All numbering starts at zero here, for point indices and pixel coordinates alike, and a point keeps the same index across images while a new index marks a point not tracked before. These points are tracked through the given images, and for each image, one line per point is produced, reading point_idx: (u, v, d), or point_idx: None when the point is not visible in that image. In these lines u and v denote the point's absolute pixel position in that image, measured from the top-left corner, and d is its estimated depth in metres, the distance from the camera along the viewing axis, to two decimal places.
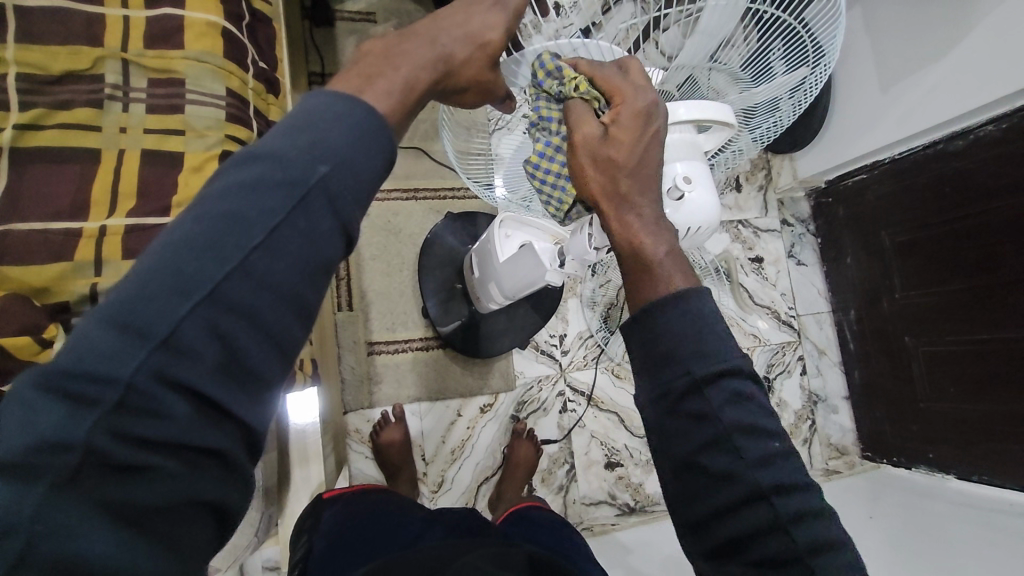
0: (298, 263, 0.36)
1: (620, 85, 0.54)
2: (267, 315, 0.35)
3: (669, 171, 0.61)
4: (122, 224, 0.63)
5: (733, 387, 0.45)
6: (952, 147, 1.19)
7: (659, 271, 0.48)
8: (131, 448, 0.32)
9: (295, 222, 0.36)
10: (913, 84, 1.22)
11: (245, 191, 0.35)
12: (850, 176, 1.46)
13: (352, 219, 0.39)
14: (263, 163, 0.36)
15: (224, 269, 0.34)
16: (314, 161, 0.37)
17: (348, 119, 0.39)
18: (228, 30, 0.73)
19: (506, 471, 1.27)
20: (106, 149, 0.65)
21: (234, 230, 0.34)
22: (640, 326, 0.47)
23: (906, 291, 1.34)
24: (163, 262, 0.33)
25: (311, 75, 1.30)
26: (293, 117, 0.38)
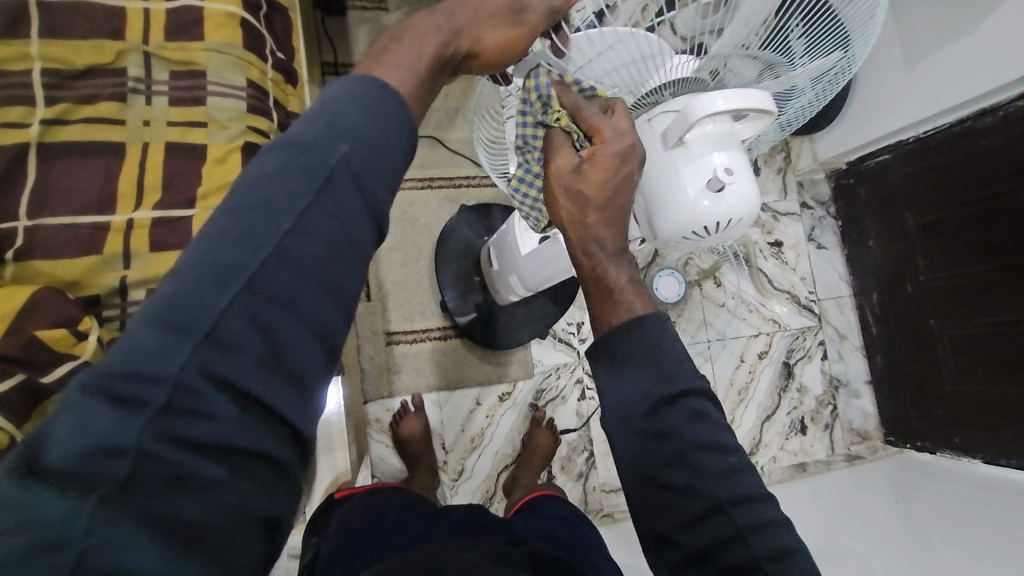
0: (329, 247, 0.36)
1: (603, 124, 0.52)
2: (303, 302, 0.35)
3: (711, 160, 0.60)
4: (148, 218, 0.64)
5: (691, 406, 0.46)
6: (980, 125, 1.15)
7: (621, 298, 0.49)
8: (181, 450, 0.32)
9: (321, 203, 0.36)
10: (938, 61, 1.19)
11: (276, 180, 0.35)
12: (873, 156, 1.42)
13: (378, 199, 0.39)
14: (289, 149, 0.36)
15: (260, 257, 0.34)
16: (335, 141, 0.37)
17: (364, 100, 0.39)
18: (247, 19, 0.72)
19: (524, 457, 1.27)
20: (131, 142, 0.66)
21: (265, 220, 0.35)
22: (649, 318, 0.48)
23: (930, 273, 1.32)
24: (202, 254, 0.33)
25: (325, 65, 1.30)
26: (314, 105, 0.38)
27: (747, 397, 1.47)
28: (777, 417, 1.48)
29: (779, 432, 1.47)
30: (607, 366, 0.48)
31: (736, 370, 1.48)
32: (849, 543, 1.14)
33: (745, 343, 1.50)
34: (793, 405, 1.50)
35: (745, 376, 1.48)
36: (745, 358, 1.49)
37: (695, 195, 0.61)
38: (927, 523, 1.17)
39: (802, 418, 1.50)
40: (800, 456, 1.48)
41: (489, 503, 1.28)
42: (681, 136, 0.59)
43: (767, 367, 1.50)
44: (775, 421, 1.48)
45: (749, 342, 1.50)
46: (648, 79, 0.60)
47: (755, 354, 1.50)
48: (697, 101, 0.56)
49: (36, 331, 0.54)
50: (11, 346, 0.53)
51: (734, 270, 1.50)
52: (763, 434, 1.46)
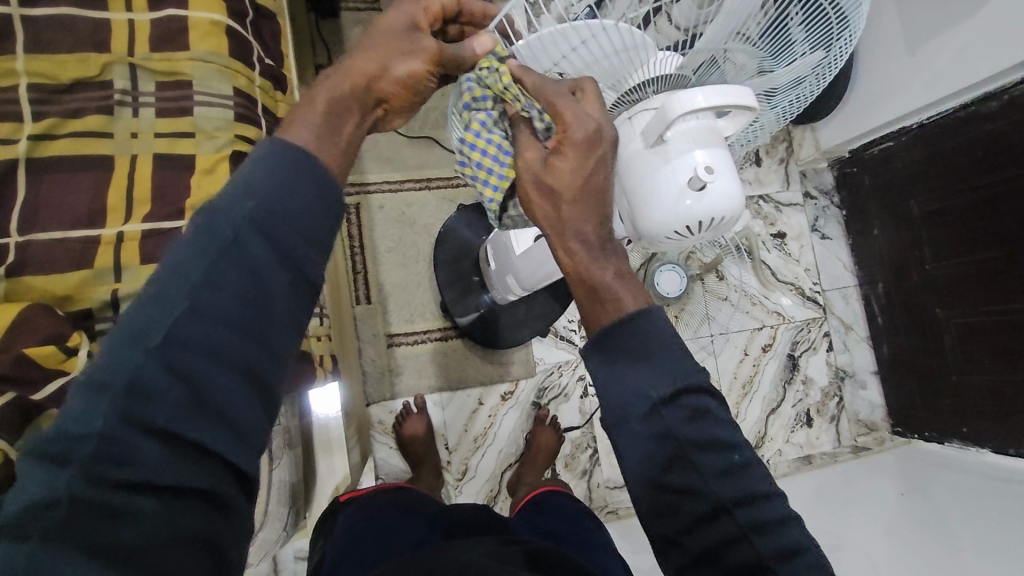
0: (243, 296, 0.39)
1: (566, 107, 0.49)
2: (228, 350, 0.38)
3: (688, 160, 0.59)
4: (138, 230, 0.64)
5: (689, 403, 0.45)
6: (984, 110, 1.13)
7: (606, 295, 0.48)
8: (111, 492, 0.34)
9: (231, 257, 0.39)
10: (941, 45, 1.17)
11: (188, 245, 0.38)
12: (876, 144, 1.40)
13: (292, 249, 0.41)
14: (202, 218, 0.39)
15: (173, 314, 0.37)
16: (238, 201, 0.39)
17: (275, 159, 0.42)
18: (232, 27, 0.72)
19: (527, 456, 1.27)
20: (120, 155, 0.66)
21: (177, 283, 0.38)
22: (636, 316, 0.46)
23: (936, 262, 1.29)
24: (122, 320, 0.37)
25: (318, 67, 1.30)
26: (240, 171, 0.41)
27: (752, 390, 1.46)
28: (782, 410, 1.47)
29: (784, 425, 1.46)
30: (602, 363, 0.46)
31: (740, 363, 1.46)
32: (855, 535, 1.13)
33: (748, 336, 1.48)
34: (799, 397, 1.49)
35: (749, 370, 1.46)
36: (749, 352, 1.47)
37: (675, 195, 0.60)
38: (937, 513, 1.14)
39: (808, 410, 1.49)
40: (806, 449, 1.47)
41: (492, 503, 1.29)
42: (660, 134, 0.58)
43: (772, 360, 1.48)
44: (780, 414, 1.46)
45: (752, 335, 1.48)
46: (632, 72, 0.59)
47: (758, 347, 1.48)
48: (675, 98, 0.56)
49: (24, 349, 0.54)
50: (2, 363, 0.54)
51: (735, 263, 1.48)
52: (768, 427, 1.45)
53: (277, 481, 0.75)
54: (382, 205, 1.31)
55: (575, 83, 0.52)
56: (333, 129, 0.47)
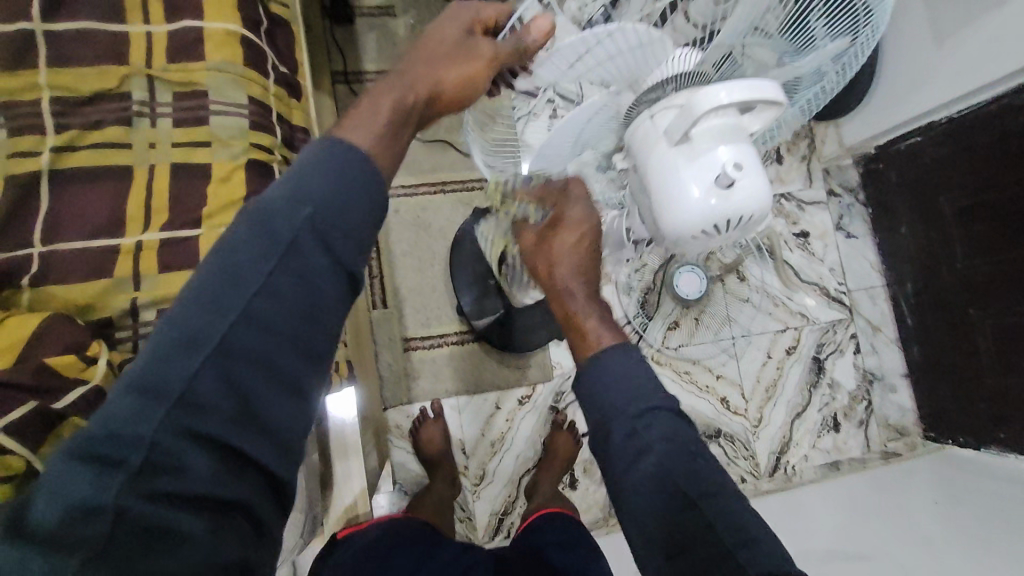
0: (296, 305, 0.40)
1: None
2: (275, 356, 0.39)
3: (715, 156, 0.57)
4: (156, 239, 0.65)
5: None
6: (1017, 102, 1.08)
7: None
8: (159, 505, 0.36)
9: (289, 265, 0.39)
10: (971, 36, 1.13)
11: (245, 248, 0.39)
12: (900, 140, 1.35)
13: (348, 259, 0.42)
14: (259, 219, 0.39)
15: (229, 321, 0.38)
16: (299, 206, 0.40)
17: (335, 164, 0.42)
18: (247, 36, 0.72)
19: (545, 461, 1.26)
20: (138, 165, 0.67)
21: (233, 287, 0.38)
22: None
23: (969, 260, 1.25)
24: (174, 321, 0.37)
25: (334, 74, 1.31)
26: (299, 169, 0.41)
27: (775, 394, 1.42)
28: (807, 414, 1.43)
29: (810, 429, 1.42)
30: None
31: (763, 366, 1.43)
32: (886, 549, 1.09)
33: (771, 339, 1.45)
34: (825, 401, 1.44)
35: (772, 373, 1.43)
36: (772, 354, 1.44)
37: (701, 194, 0.58)
38: (973, 523, 1.10)
39: (835, 414, 1.45)
40: (833, 454, 1.43)
41: (510, 509, 1.28)
42: (685, 132, 0.57)
43: (796, 362, 1.45)
44: (806, 419, 1.43)
45: (775, 337, 1.45)
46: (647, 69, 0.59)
47: (782, 349, 1.44)
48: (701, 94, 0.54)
49: (45, 358, 0.55)
50: (23, 372, 0.55)
51: (757, 263, 1.45)
52: (794, 431, 1.42)
53: (293, 489, 0.74)
54: (398, 209, 1.31)
55: None
56: (396, 132, 0.47)
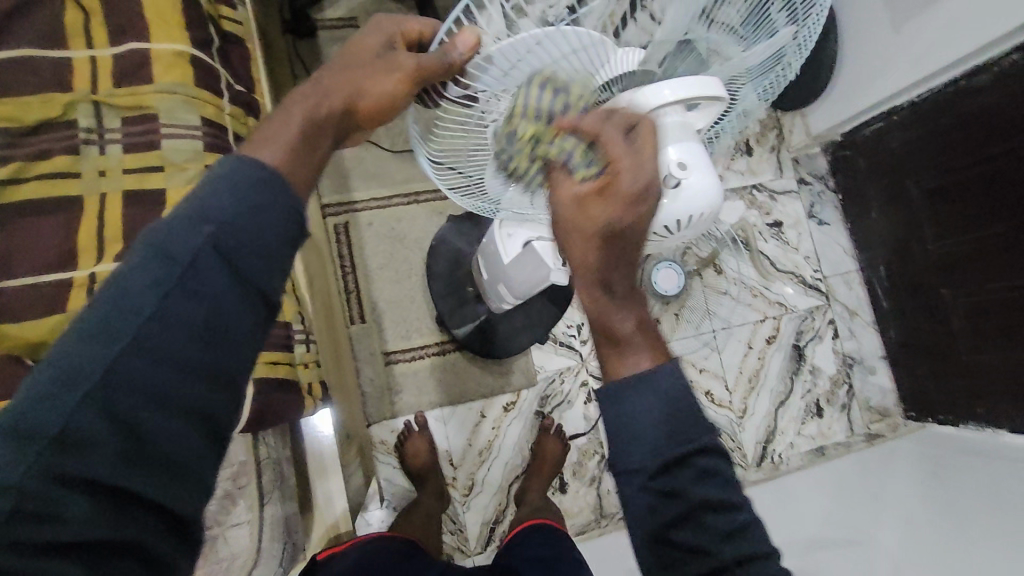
0: (190, 331, 0.39)
1: (621, 155, 0.49)
2: (172, 387, 0.38)
3: (667, 159, 0.57)
4: (111, 269, 0.62)
5: (701, 464, 0.45)
6: (974, 83, 1.11)
7: (625, 348, 0.48)
8: (31, 559, 0.35)
9: (185, 286, 0.39)
10: (927, 21, 1.14)
11: (137, 272, 0.38)
12: (867, 126, 1.38)
13: (252, 274, 0.41)
14: (153, 241, 0.39)
15: (116, 350, 0.37)
16: (198, 224, 0.39)
17: (237, 178, 0.41)
18: (197, 56, 0.70)
19: (533, 467, 1.25)
20: (89, 194, 0.64)
21: (123, 315, 0.38)
22: (653, 373, 0.47)
23: (939, 241, 1.27)
24: (61, 355, 0.37)
25: (298, 88, 1.29)
26: (201, 187, 0.41)
27: (758, 384, 1.43)
28: (791, 402, 1.44)
29: (794, 418, 1.43)
30: (608, 388, 0.47)
31: (745, 357, 1.44)
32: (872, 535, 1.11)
33: (751, 329, 1.45)
34: (807, 388, 1.45)
35: (755, 363, 1.44)
36: (753, 345, 1.44)
37: None
38: (956, 500, 1.11)
39: (818, 400, 1.45)
40: (818, 440, 1.43)
41: (501, 516, 1.27)
42: None
43: (777, 351, 1.45)
44: (789, 407, 1.43)
45: (755, 328, 1.45)
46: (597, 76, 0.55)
47: (762, 339, 1.45)
48: (644, 92, 0.54)
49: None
50: None
51: (733, 255, 1.46)
52: (778, 420, 1.42)
53: (271, 515, 0.72)
54: (371, 222, 1.30)
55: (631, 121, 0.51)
56: (309, 147, 0.48)
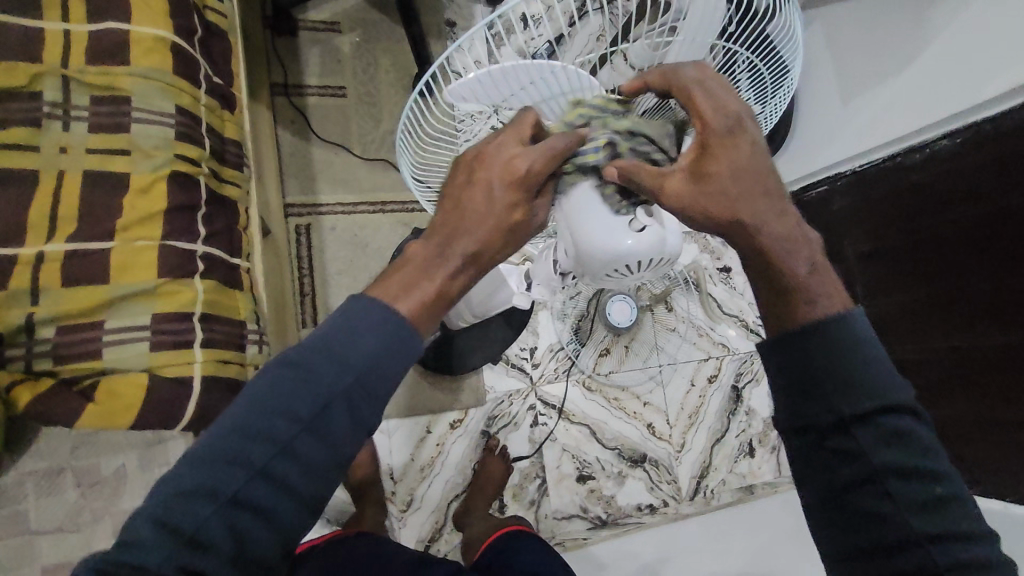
0: (307, 459, 0.47)
1: (704, 108, 0.53)
2: (276, 507, 0.46)
3: (601, 208, 0.61)
4: (61, 250, 0.61)
5: (893, 424, 0.51)
6: (908, 161, 1.22)
7: (804, 297, 0.54)
8: None
9: (312, 422, 0.47)
10: (871, 100, 1.25)
11: (275, 398, 0.46)
12: (813, 187, 1.49)
13: (362, 418, 0.49)
14: (294, 373, 0.47)
15: (248, 468, 0.45)
16: (327, 369, 0.47)
17: (360, 327, 0.49)
18: (178, 44, 0.69)
19: (475, 486, 1.26)
20: (45, 170, 0.62)
21: (259, 435, 0.46)
22: (846, 313, 0.53)
23: (869, 299, 1.37)
24: (205, 463, 0.45)
25: (273, 85, 1.28)
26: (335, 327, 0.49)
27: (697, 420, 1.48)
28: (726, 440, 1.48)
29: (728, 455, 1.48)
30: (779, 360, 0.54)
31: (687, 394, 1.49)
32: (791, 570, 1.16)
33: (695, 367, 1.50)
34: (741, 427, 1.50)
35: (695, 401, 1.49)
36: (695, 383, 1.50)
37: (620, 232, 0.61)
38: None
39: (750, 440, 1.50)
40: (749, 478, 1.48)
41: (437, 535, 1.26)
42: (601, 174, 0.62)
43: (717, 391, 1.50)
44: (724, 444, 1.48)
45: (698, 366, 1.51)
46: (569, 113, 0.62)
47: (704, 378, 1.50)
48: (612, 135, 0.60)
49: None
50: None
51: (683, 295, 1.52)
52: (712, 457, 1.47)
53: None
54: (335, 227, 1.28)
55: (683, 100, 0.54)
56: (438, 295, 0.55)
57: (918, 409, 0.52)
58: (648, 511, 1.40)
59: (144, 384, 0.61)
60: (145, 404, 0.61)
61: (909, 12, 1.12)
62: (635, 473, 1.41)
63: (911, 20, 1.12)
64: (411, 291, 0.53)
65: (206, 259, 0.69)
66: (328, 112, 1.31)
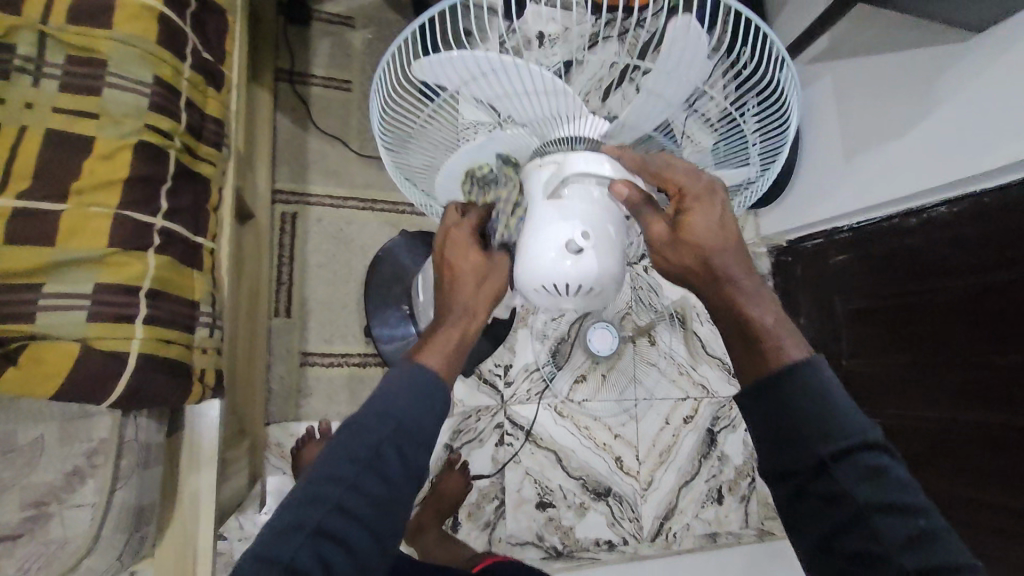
0: (373, 500, 0.47)
1: (677, 171, 0.53)
2: (356, 548, 0.46)
3: (565, 222, 0.55)
4: (9, 206, 0.59)
5: (869, 462, 0.48)
6: (905, 225, 1.20)
7: (767, 349, 0.51)
8: None
9: (375, 467, 0.48)
10: (873, 157, 1.23)
11: (341, 450, 0.48)
12: (809, 239, 1.46)
13: (420, 459, 0.50)
14: (356, 426, 0.49)
15: (322, 509, 0.46)
16: (385, 417, 0.49)
17: (410, 378, 0.52)
18: (166, 15, 0.69)
19: (428, 500, 1.22)
20: (7, 124, 0.61)
21: (333, 481, 0.47)
22: (806, 366, 0.50)
23: (853, 357, 1.34)
24: (285, 513, 0.46)
25: (278, 71, 1.28)
26: (387, 381, 0.52)
27: (667, 460, 1.44)
28: (694, 484, 1.45)
29: (695, 499, 1.44)
30: (754, 401, 0.51)
31: (660, 431, 1.45)
32: None
33: (671, 405, 1.47)
34: (712, 472, 1.47)
35: (668, 440, 1.45)
36: (669, 422, 1.46)
37: (553, 257, 0.54)
38: None
39: (720, 487, 1.47)
40: (713, 525, 1.45)
41: None
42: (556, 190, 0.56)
43: (691, 432, 1.47)
44: (692, 488, 1.45)
45: (675, 405, 1.47)
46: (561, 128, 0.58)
47: (679, 418, 1.47)
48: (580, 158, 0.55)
49: None
50: None
51: (668, 331, 1.48)
52: (678, 499, 1.43)
53: (123, 501, 0.64)
54: (321, 219, 1.27)
55: (655, 160, 0.54)
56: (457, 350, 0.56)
57: (887, 441, 0.49)
58: (606, 548, 1.36)
59: (73, 353, 0.59)
60: (70, 375, 0.58)
61: (919, 74, 1.10)
62: (597, 506, 1.37)
63: (921, 82, 1.10)
64: (427, 344, 0.55)
65: (163, 234, 0.67)
66: (329, 104, 1.30)
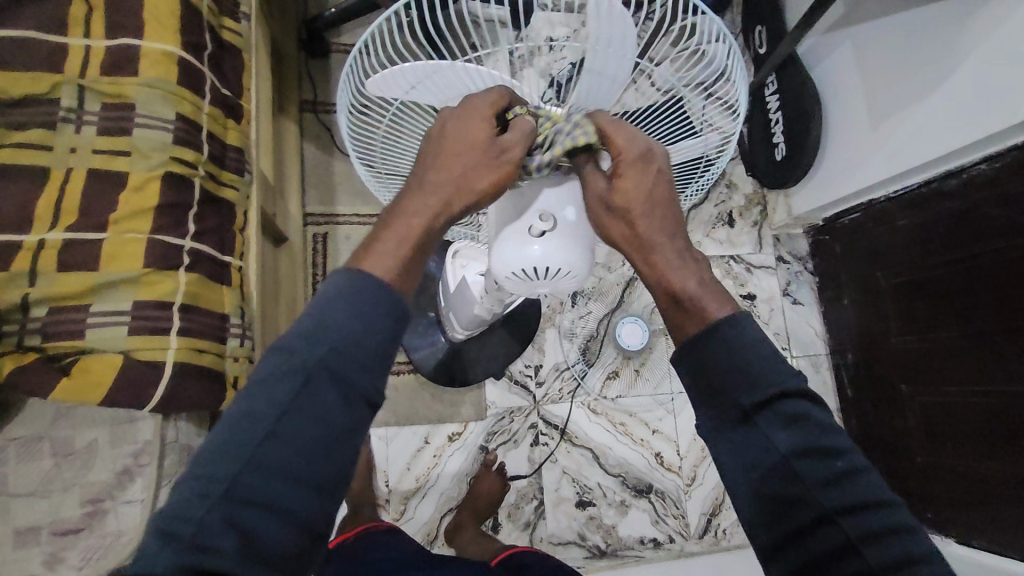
0: (307, 444, 0.43)
1: (618, 134, 0.52)
2: (284, 502, 0.42)
3: (524, 212, 0.59)
4: (59, 238, 0.67)
5: (787, 409, 0.48)
6: (945, 187, 1.14)
7: (692, 307, 0.51)
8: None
9: (298, 412, 0.43)
10: (902, 122, 1.17)
11: (262, 388, 0.43)
12: (846, 215, 1.41)
13: (355, 386, 0.45)
14: (276, 358, 0.44)
15: (242, 464, 0.42)
16: (313, 342, 0.44)
17: (345, 296, 0.46)
18: (184, 58, 0.76)
19: (466, 501, 1.25)
20: (55, 167, 0.69)
21: (246, 427, 0.42)
22: (728, 320, 0.50)
23: (903, 336, 1.26)
24: (200, 469, 0.42)
25: (303, 103, 1.37)
26: (318, 301, 0.47)
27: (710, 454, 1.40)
28: None
29: None
30: (682, 356, 0.51)
31: None
32: None
33: None
34: None
35: None
36: None
37: (516, 242, 0.60)
38: None
39: None
40: None
41: (428, 547, 1.26)
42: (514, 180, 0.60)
43: None
44: None
45: None
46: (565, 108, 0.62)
47: None
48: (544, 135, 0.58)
49: None
50: None
51: None
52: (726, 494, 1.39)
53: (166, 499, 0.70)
54: (350, 236, 1.34)
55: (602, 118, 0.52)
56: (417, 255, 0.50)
57: (811, 391, 0.49)
58: (651, 546, 1.34)
59: (116, 364, 0.66)
60: (114, 383, 0.66)
61: (943, 27, 1.05)
62: (639, 503, 1.35)
63: (946, 35, 1.04)
64: (373, 247, 0.50)
65: (192, 254, 0.74)
66: None
